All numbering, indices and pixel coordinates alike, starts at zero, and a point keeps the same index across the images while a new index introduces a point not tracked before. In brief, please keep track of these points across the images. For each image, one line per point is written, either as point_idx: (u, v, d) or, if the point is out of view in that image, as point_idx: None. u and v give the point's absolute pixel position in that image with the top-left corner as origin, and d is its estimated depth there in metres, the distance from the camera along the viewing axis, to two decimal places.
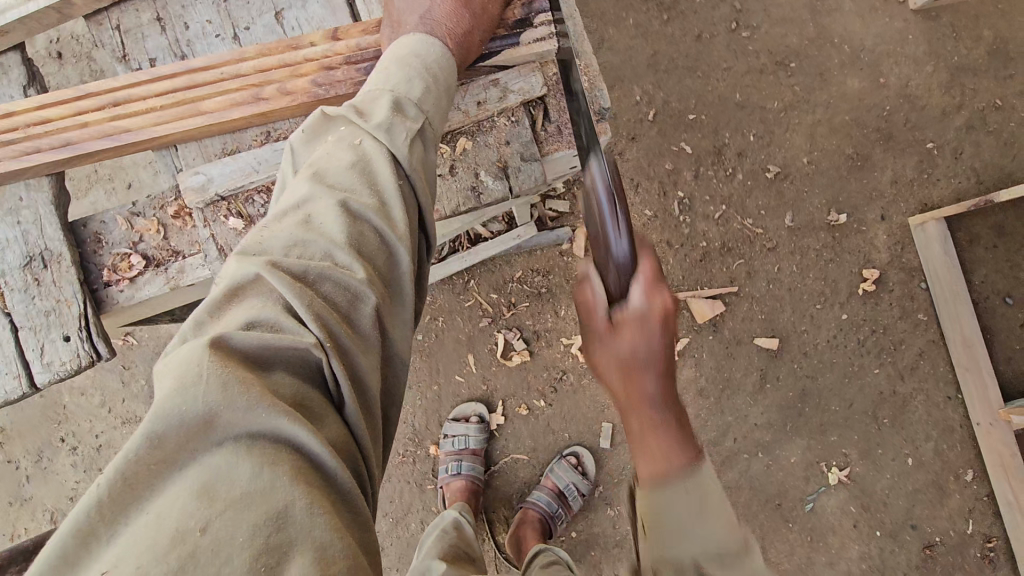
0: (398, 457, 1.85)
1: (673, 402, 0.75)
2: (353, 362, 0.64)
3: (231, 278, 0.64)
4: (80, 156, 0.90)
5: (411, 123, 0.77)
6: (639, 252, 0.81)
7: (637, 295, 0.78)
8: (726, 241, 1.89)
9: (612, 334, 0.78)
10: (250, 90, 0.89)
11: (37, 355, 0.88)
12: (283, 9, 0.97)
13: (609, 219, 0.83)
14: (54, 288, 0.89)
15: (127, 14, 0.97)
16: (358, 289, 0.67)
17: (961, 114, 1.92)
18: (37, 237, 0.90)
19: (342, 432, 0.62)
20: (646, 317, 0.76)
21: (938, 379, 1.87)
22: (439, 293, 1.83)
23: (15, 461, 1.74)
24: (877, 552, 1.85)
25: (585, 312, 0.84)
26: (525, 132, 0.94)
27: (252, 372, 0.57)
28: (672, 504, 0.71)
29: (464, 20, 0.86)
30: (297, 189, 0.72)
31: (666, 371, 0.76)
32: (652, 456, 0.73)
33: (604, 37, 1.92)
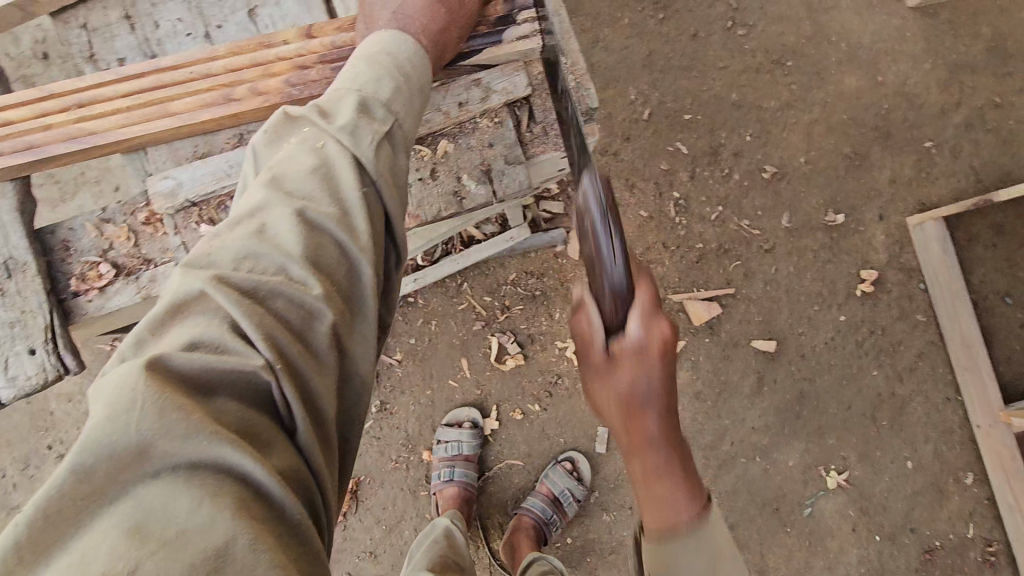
0: (391, 463, 1.82)
1: (674, 440, 0.77)
2: (306, 384, 0.61)
3: (174, 294, 0.61)
4: (44, 161, 0.86)
5: (380, 124, 0.74)
6: (637, 285, 0.79)
7: (634, 328, 0.77)
8: (722, 242, 1.87)
9: (610, 369, 0.77)
10: (220, 91, 0.86)
11: (1, 369, 0.85)
12: (258, 7, 0.96)
13: (603, 241, 0.79)
14: (19, 298, 0.86)
15: (95, 13, 0.94)
16: (314, 305, 0.64)
17: (960, 112, 1.89)
18: (0, 246, 0.87)
19: (291, 459, 0.58)
20: (645, 353, 0.76)
21: (937, 380, 1.85)
22: (432, 296, 1.81)
23: (1, 469, 1.71)
24: (876, 556, 1.82)
25: (579, 339, 0.81)
26: (509, 134, 0.91)
27: (193, 397, 0.54)
28: (678, 555, 0.77)
29: (440, 16, 0.84)
30: (253, 195, 0.68)
31: (668, 410, 0.77)
32: (658, 504, 0.77)
33: (599, 37, 1.90)
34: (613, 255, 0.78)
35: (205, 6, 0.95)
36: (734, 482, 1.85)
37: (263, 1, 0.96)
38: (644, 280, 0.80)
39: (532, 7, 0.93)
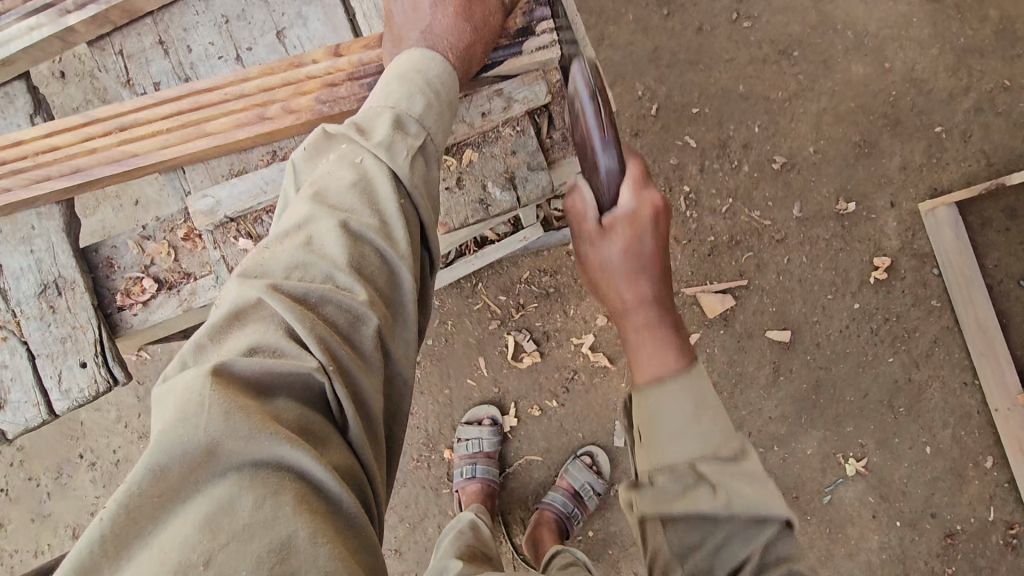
0: (412, 462, 1.85)
1: (663, 288, 0.87)
2: (356, 384, 0.64)
3: (233, 302, 0.64)
4: (89, 183, 0.90)
5: (414, 139, 0.76)
6: (626, 159, 0.88)
7: (625, 196, 0.86)
8: (734, 234, 1.88)
9: (603, 235, 0.86)
10: (254, 110, 0.89)
11: (55, 383, 0.89)
12: (285, 28, 0.96)
13: (593, 121, 0.86)
14: (69, 314, 0.90)
15: (130, 39, 0.97)
16: (359, 310, 0.66)
17: (968, 96, 1.89)
18: (50, 264, 0.91)
19: (345, 457, 0.60)
20: (634, 216, 0.86)
21: (953, 365, 1.85)
22: (447, 297, 1.83)
23: (36, 478, 1.76)
24: (897, 542, 1.84)
25: (576, 217, 0.90)
26: (531, 141, 0.94)
27: (253, 400, 0.57)
28: (669, 402, 0.78)
29: (466, 34, 0.86)
30: (299, 210, 0.71)
31: (656, 269, 0.87)
32: (650, 355, 0.81)
33: (604, 34, 1.91)
34: (603, 131, 0.85)
35: (235, 29, 0.96)
36: None
37: (291, 22, 0.96)
38: (632, 157, 0.89)
39: (550, 17, 0.93)
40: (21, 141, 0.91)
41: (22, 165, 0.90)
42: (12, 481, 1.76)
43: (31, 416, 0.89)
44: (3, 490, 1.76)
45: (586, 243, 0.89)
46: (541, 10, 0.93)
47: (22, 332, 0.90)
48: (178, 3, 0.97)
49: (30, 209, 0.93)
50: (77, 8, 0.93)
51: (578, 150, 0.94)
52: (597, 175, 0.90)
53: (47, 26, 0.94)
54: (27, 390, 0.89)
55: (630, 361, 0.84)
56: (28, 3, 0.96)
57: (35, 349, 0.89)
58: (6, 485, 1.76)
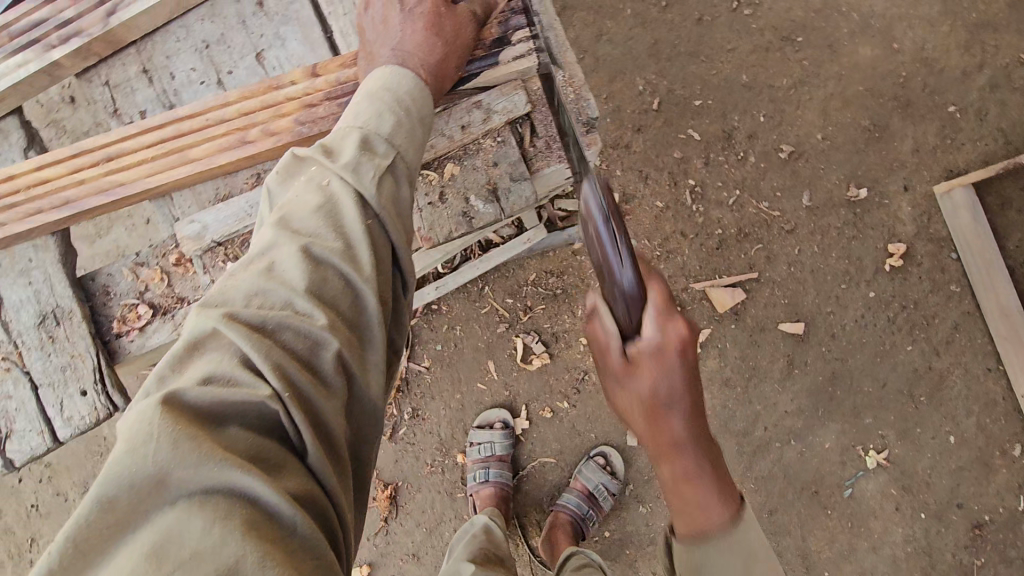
0: (426, 467, 1.86)
1: (701, 426, 0.74)
2: (316, 409, 0.63)
3: (190, 331, 0.63)
4: (80, 214, 0.92)
5: (381, 159, 0.76)
6: (646, 282, 0.75)
7: (649, 329, 0.73)
8: (742, 226, 1.85)
9: (629, 373, 0.74)
10: (235, 134, 0.90)
11: (58, 411, 0.91)
12: (264, 50, 0.97)
13: (609, 246, 0.76)
14: (68, 343, 0.92)
15: (115, 70, 0.98)
16: (320, 335, 0.66)
17: (982, 74, 1.83)
18: (48, 295, 0.93)
19: (303, 481, 0.60)
20: (662, 351, 0.72)
21: (976, 351, 1.80)
22: (454, 302, 1.83)
23: (64, 493, 1.81)
24: (923, 534, 1.79)
25: (599, 348, 0.79)
26: (512, 152, 0.93)
27: (205, 428, 0.56)
28: (714, 558, 0.73)
29: (437, 49, 0.85)
30: (264, 237, 0.71)
31: (692, 408, 0.73)
32: (693, 512, 0.75)
33: (602, 30, 1.88)
34: (620, 256, 0.75)
35: (216, 53, 0.97)
36: (769, 467, 1.83)
37: (270, 43, 0.97)
38: (656, 281, 0.76)
39: (525, 25, 0.92)
40: (14, 175, 0.93)
41: (14, 201, 0.92)
42: (42, 496, 1.81)
43: (36, 444, 0.90)
44: (33, 506, 1.81)
45: (609, 377, 0.77)
46: (517, 19, 0.92)
47: (24, 363, 0.92)
48: (160, 31, 0.98)
49: (27, 243, 0.95)
50: (62, 42, 0.95)
51: (598, 267, 0.84)
52: (616, 297, 0.78)
53: (33, 62, 0.95)
54: (31, 419, 0.91)
55: (669, 506, 0.78)
56: (14, 40, 0.97)
57: (37, 379, 0.91)
58: (36, 500, 1.81)
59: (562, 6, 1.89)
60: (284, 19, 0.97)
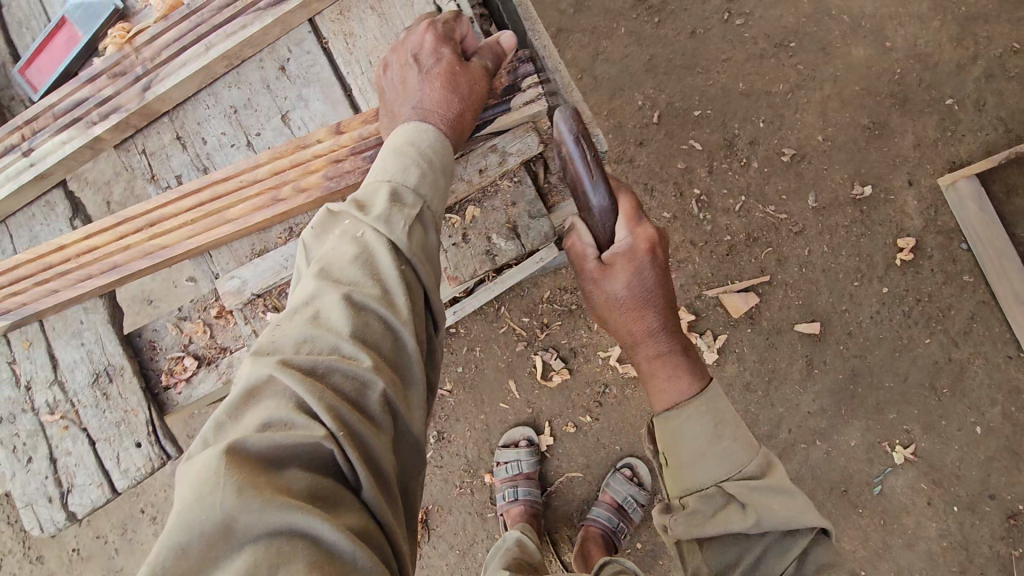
0: (455, 490, 1.88)
1: (669, 323, 0.97)
2: (368, 447, 0.67)
3: (245, 380, 0.67)
4: (126, 276, 0.98)
5: (410, 209, 0.80)
6: (616, 196, 0.92)
7: (621, 234, 0.93)
8: (750, 231, 1.87)
9: (607, 272, 0.93)
10: (268, 193, 0.95)
11: (115, 464, 0.97)
12: (289, 111, 1.01)
13: (581, 165, 0.88)
14: (121, 399, 0.98)
15: (151, 139, 1.04)
16: (365, 376, 0.69)
17: (977, 65, 1.85)
18: (99, 354, 0.99)
19: (359, 517, 0.63)
20: (631, 252, 0.93)
21: (995, 339, 1.80)
22: (472, 324, 1.87)
23: (104, 536, 1.85)
24: (957, 527, 1.78)
25: (578, 256, 0.97)
26: (529, 191, 0.98)
27: (266, 472, 0.59)
28: (687, 428, 0.92)
29: (454, 104, 0.89)
30: (306, 288, 0.75)
31: (660, 301, 0.96)
32: (661, 375, 0.97)
33: (599, 51, 1.94)
34: (592, 176, 0.89)
35: (243, 117, 1.02)
36: (796, 468, 1.84)
37: (293, 105, 1.01)
38: (621, 193, 0.95)
39: (533, 72, 0.96)
40: (64, 244, 0.99)
41: (66, 267, 0.97)
42: (83, 541, 1.86)
43: (96, 496, 0.96)
44: (75, 550, 1.86)
45: (588, 279, 0.97)
46: (525, 67, 0.96)
47: (81, 421, 0.97)
48: (190, 100, 1.03)
49: (78, 306, 1.00)
50: (102, 119, 1.01)
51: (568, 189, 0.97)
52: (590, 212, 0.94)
53: (76, 138, 1.02)
54: (90, 472, 0.97)
55: (644, 383, 0.99)
56: (57, 119, 1.04)
57: (95, 435, 0.97)
58: (77, 544, 1.86)
59: (557, 30, 1.95)
60: (306, 82, 1.01)
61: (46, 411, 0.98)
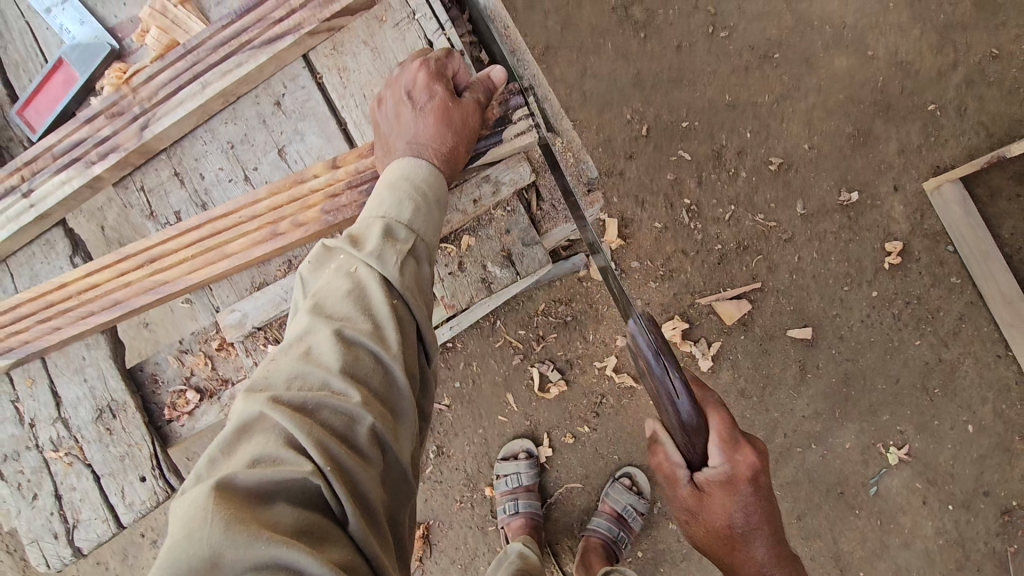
0: (455, 504, 1.89)
1: (776, 550, 0.90)
2: (356, 480, 0.68)
3: (237, 416, 0.68)
4: (128, 312, 0.99)
5: (402, 245, 0.82)
6: (708, 415, 0.91)
7: (716, 459, 0.88)
8: (741, 240, 1.90)
9: (703, 500, 0.89)
10: (267, 228, 0.97)
11: (119, 499, 0.98)
12: (285, 145, 1.03)
13: (669, 384, 0.91)
14: (125, 434, 0.99)
15: (149, 175, 1.05)
16: (355, 412, 0.70)
17: (957, 71, 1.89)
18: (103, 390, 1.00)
19: (347, 552, 0.63)
20: (730, 480, 0.88)
21: (984, 339, 1.83)
22: (468, 339, 1.88)
23: (104, 562, 1.85)
24: (952, 526, 1.81)
25: (668, 476, 0.94)
26: (522, 219, 0.99)
27: (252, 507, 0.60)
28: None
29: (448, 138, 0.91)
30: (299, 324, 0.76)
31: (766, 531, 0.90)
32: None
33: (586, 66, 1.97)
34: (679, 394, 0.90)
35: (240, 152, 1.03)
36: (793, 473, 1.86)
37: (289, 139, 1.03)
38: (713, 411, 0.91)
39: (524, 104, 0.97)
40: (65, 282, 1.00)
41: (67, 305, 0.98)
42: (83, 567, 1.85)
43: (101, 531, 0.97)
44: None
45: (683, 505, 0.93)
46: (516, 98, 0.97)
47: (85, 456, 0.98)
48: (188, 136, 1.05)
49: (79, 342, 1.01)
50: (100, 158, 1.02)
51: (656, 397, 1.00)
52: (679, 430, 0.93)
53: (76, 179, 1.03)
54: (95, 507, 0.98)
55: None
56: (56, 160, 1.05)
57: (99, 470, 0.98)
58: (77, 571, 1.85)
59: (545, 47, 1.97)
60: (301, 116, 1.03)
61: (50, 448, 0.99)
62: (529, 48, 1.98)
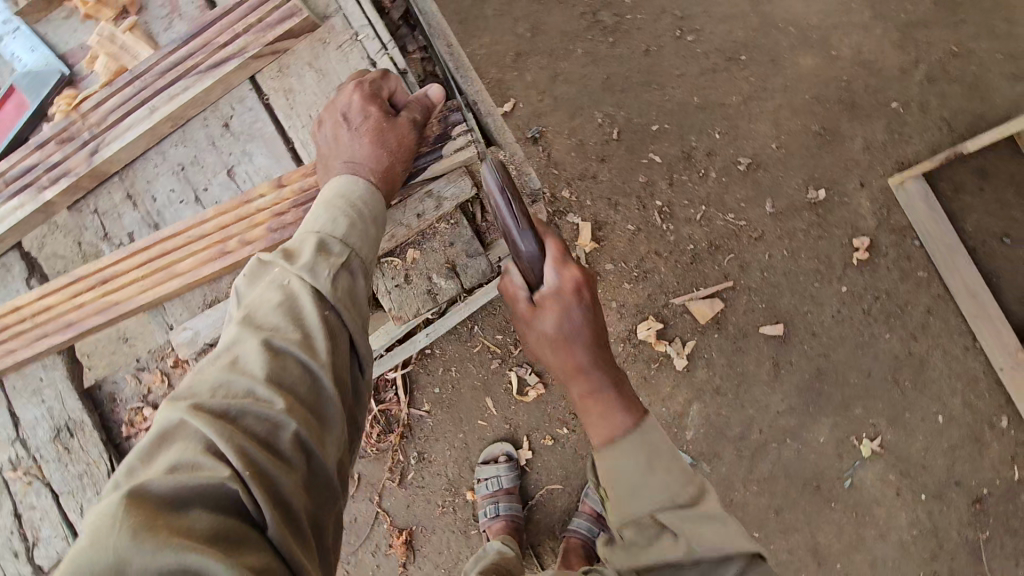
0: (437, 509, 1.90)
1: (602, 360, 0.97)
2: (277, 485, 0.69)
3: (158, 425, 0.69)
4: (81, 333, 1.03)
5: (336, 258, 0.86)
6: (544, 241, 0.93)
7: (550, 278, 0.93)
8: (713, 239, 1.93)
9: (535, 312, 0.95)
10: (215, 247, 0.99)
11: (79, 516, 1.03)
12: (234, 166, 1.06)
13: (509, 217, 0.88)
14: (82, 452, 1.04)
15: (103, 199, 1.09)
16: (278, 418, 0.72)
17: (920, 69, 1.92)
18: (60, 410, 1.06)
19: (263, 557, 0.62)
20: (559, 295, 0.93)
21: (952, 331, 1.86)
22: (447, 344, 1.90)
23: None
24: (926, 516, 1.84)
25: (509, 296, 1.00)
26: (466, 232, 1.01)
27: (164, 514, 0.59)
28: (625, 465, 0.94)
29: (383, 158, 0.95)
30: (229, 335, 0.79)
31: (590, 337, 0.96)
32: (597, 415, 0.97)
33: (557, 71, 1.99)
34: (519, 226, 0.88)
35: (191, 174, 1.07)
36: (770, 468, 1.88)
37: (238, 160, 1.06)
38: (550, 239, 0.95)
39: (462, 120, 1.02)
40: (19, 305, 1.04)
41: (24, 327, 1.03)
42: None
43: (61, 547, 1.02)
44: None
45: (522, 320, 0.99)
46: (455, 115, 1.01)
47: (45, 475, 1.04)
48: (140, 159, 1.08)
49: (37, 363, 1.06)
50: (53, 183, 1.05)
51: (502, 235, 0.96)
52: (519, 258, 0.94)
53: (28, 204, 1.05)
54: (55, 524, 1.02)
55: (583, 420, 1.00)
56: (11, 185, 1.08)
57: (58, 488, 1.03)
58: None
59: (517, 53, 2.00)
60: (250, 137, 1.06)
61: (9, 468, 1.04)
62: (501, 54, 2.00)
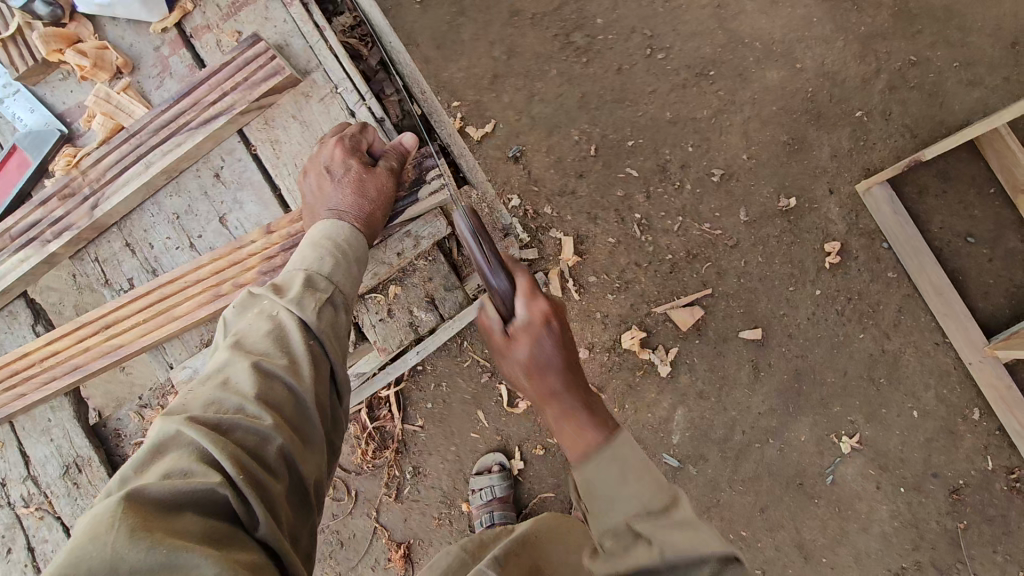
0: (434, 521, 1.95)
1: (577, 389, 0.99)
2: (263, 493, 0.74)
3: (152, 437, 0.73)
4: (88, 374, 1.11)
5: (322, 293, 0.93)
6: (514, 275, 1.01)
7: (519, 308, 0.98)
8: (690, 248, 2.00)
9: (509, 343, 0.99)
10: (211, 290, 1.07)
11: None
12: (226, 214, 1.13)
13: (479, 255, 0.99)
14: (91, 486, 1.15)
15: (102, 248, 1.16)
16: (265, 432, 0.77)
17: (881, 78, 2.01)
18: (69, 448, 1.16)
19: (251, 557, 0.67)
20: (529, 324, 0.97)
21: (922, 328, 1.94)
22: (437, 360, 1.95)
23: None
24: (906, 507, 1.91)
25: (485, 330, 1.04)
26: (442, 268, 1.15)
27: (159, 514, 0.64)
28: (600, 482, 0.90)
29: (366, 204, 1.02)
30: (219, 360, 0.85)
31: (564, 367, 0.99)
32: (574, 438, 0.96)
33: (534, 91, 2.06)
34: (488, 261, 0.98)
35: (185, 222, 1.14)
36: (754, 467, 1.95)
37: (230, 208, 1.14)
38: (521, 272, 1.01)
39: (436, 164, 1.10)
40: (29, 351, 1.13)
41: (35, 371, 1.12)
42: None
43: None
44: None
45: (497, 350, 1.03)
46: (429, 160, 1.10)
47: (56, 509, 1.15)
48: (137, 210, 1.15)
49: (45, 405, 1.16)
50: (57, 236, 1.12)
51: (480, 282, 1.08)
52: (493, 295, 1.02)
53: (33, 257, 1.13)
54: None
55: (562, 442, 0.98)
56: (16, 240, 1.14)
57: (68, 521, 1.15)
58: None
59: (494, 75, 2.06)
60: (240, 186, 1.14)
61: (22, 504, 1.16)
62: (479, 77, 2.07)
